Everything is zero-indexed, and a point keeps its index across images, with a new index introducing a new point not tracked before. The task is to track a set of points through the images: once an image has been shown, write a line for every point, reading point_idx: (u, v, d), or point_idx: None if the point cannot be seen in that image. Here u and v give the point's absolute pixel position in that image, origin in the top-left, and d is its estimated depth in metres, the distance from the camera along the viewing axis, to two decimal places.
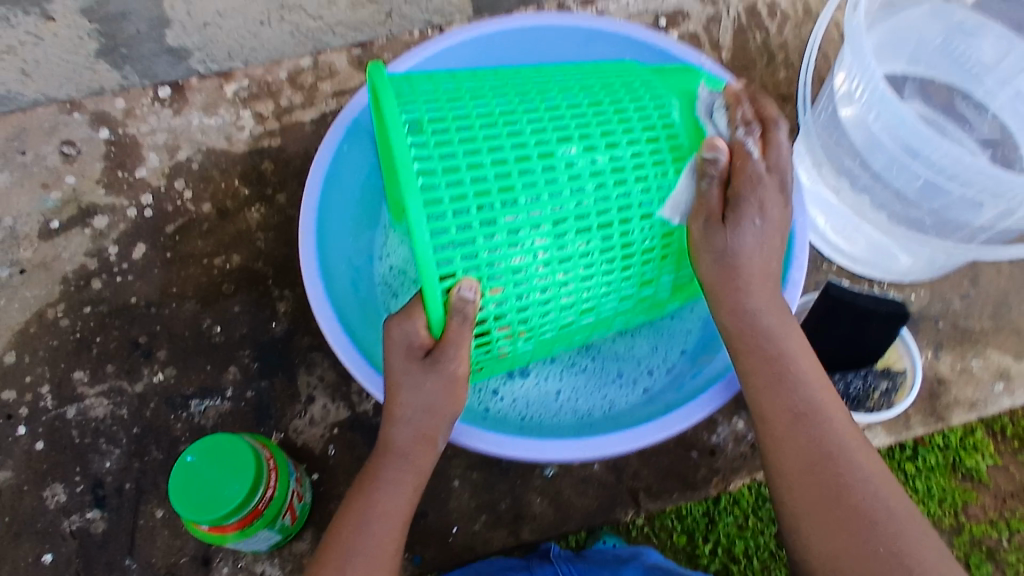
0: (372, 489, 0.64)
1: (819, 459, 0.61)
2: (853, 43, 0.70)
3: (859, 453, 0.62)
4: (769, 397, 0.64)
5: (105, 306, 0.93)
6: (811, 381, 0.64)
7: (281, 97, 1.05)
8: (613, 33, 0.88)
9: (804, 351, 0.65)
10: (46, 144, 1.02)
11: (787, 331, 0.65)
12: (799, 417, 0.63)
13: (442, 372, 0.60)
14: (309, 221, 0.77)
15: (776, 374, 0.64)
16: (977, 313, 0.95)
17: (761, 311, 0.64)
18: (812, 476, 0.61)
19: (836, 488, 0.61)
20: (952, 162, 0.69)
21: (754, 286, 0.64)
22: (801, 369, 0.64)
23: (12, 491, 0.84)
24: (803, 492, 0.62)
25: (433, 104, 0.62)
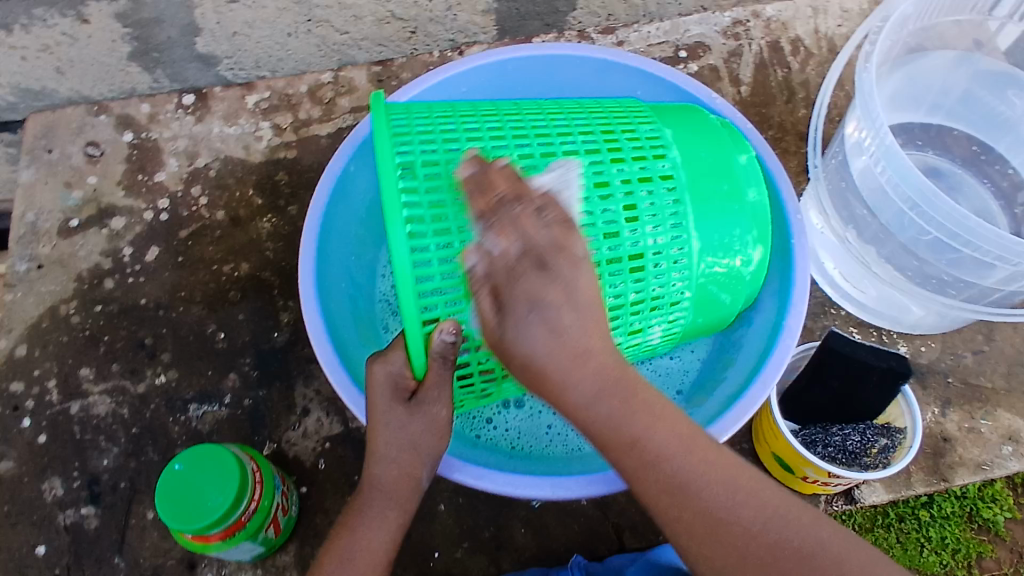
0: (357, 522, 0.64)
1: (712, 533, 0.52)
2: (864, 95, 0.71)
3: (755, 505, 0.53)
4: (641, 482, 0.54)
5: (115, 306, 0.96)
6: (676, 445, 0.54)
7: (300, 110, 1.07)
8: (628, 65, 0.88)
9: (660, 415, 0.54)
10: (72, 143, 1.05)
11: (613, 392, 0.53)
12: (677, 490, 0.53)
13: (425, 415, 0.62)
14: (311, 241, 0.78)
15: (639, 456, 0.53)
16: (989, 370, 0.92)
17: (597, 396, 0.52)
18: (716, 552, 0.52)
19: (749, 563, 0.52)
20: (953, 224, 0.68)
21: (573, 368, 0.52)
22: (656, 438, 0.53)
23: (13, 480, 0.89)
24: (721, 570, 0.52)
25: (428, 147, 0.63)
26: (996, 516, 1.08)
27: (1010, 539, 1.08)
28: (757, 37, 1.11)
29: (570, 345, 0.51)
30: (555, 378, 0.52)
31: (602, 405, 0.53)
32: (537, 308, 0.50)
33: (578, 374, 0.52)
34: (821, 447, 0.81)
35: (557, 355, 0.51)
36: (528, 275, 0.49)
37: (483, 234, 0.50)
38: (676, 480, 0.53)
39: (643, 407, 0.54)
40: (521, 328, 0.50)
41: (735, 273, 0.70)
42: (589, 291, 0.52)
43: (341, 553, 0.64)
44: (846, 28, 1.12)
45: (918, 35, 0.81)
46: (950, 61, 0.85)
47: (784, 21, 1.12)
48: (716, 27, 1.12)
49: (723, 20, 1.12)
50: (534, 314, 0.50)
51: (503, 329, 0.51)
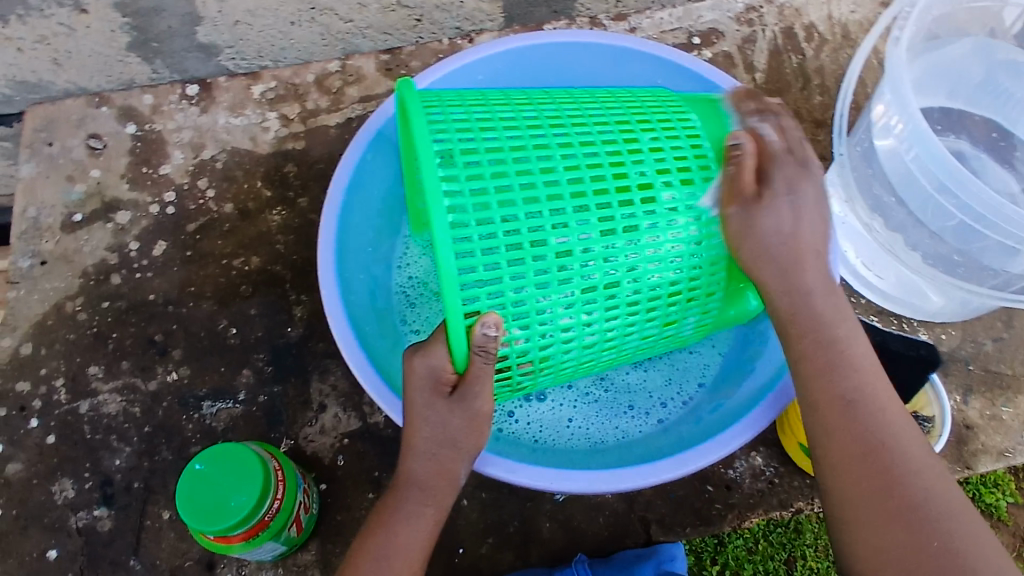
0: (387, 521, 0.63)
1: (868, 450, 0.59)
2: (895, 77, 0.70)
3: (913, 442, 0.60)
4: (817, 383, 0.62)
5: (123, 302, 0.94)
6: (868, 366, 0.62)
7: (307, 100, 1.03)
8: (647, 53, 0.86)
9: (847, 336, 0.63)
10: (73, 136, 1.02)
11: (840, 312, 0.63)
12: (848, 404, 0.61)
13: (468, 408, 0.61)
14: (331, 233, 0.77)
15: (830, 359, 0.62)
16: (1010, 357, 0.92)
17: (804, 300, 0.63)
18: (863, 465, 0.59)
19: (887, 481, 0.58)
20: (985, 209, 0.67)
21: (795, 268, 0.63)
22: (852, 355, 0.62)
23: (22, 482, 0.87)
24: (855, 481, 0.59)
25: (465, 136, 0.63)
26: (998, 501, 1.08)
27: (1013, 523, 1.08)
28: (771, 23, 1.10)
29: (797, 248, 0.63)
30: (795, 265, 0.63)
31: (817, 301, 0.63)
32: (788, 200, 0.63)
33: (789, 272, 0.63)
34: None
35: (783, 247, 0.63)
36: (791, 166, 0.64)
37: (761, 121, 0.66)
38: (844, 394, 0.61)
39: (850, 323, 0.63)
40: (765, 218, 0.62)
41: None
42: (816, 211, 0.64)
43: (372, 549, 0.63)
44: (859, 14, 1.11)
45: (937, 21, 0.81)
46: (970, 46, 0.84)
47: (797, 7, 1.10)
48: (729, 13, 1.10)
49: (736, 5, 1.10)
50: (774, 216, 0.62)
51: (746, 213, 0.63)
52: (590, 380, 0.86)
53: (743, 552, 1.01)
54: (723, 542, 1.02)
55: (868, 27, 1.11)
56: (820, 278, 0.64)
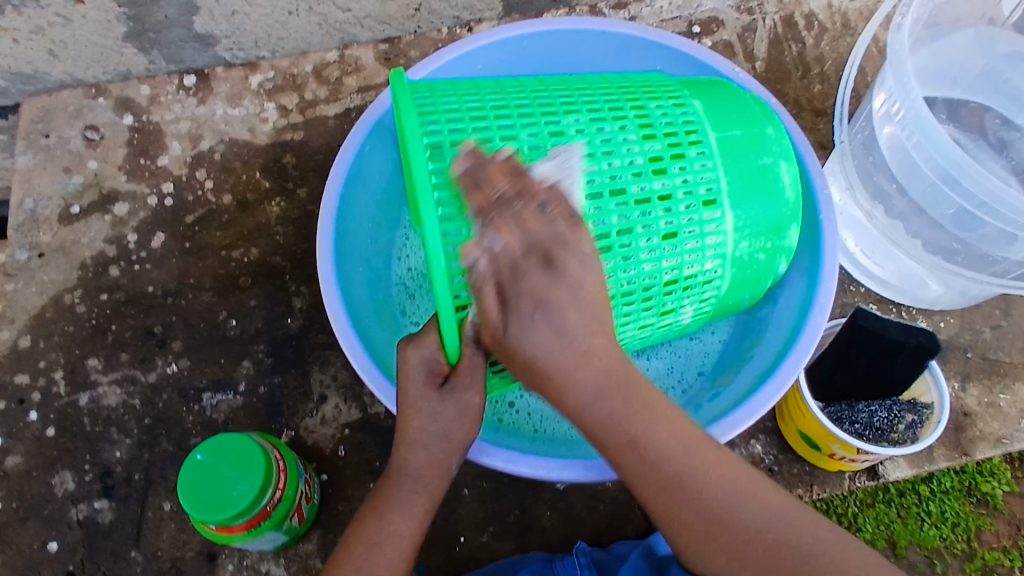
0: (385, 511, 0.63)
1: (712, 529, 0.55)
2: (897, 63, 0.70)
3: (749, 501, 0.55)
4: (637, 482, 0.55)
5: (121, 294, 0.94)
6: (681, 441, 0.55)
7: (306, 90, 1.03)
8: (647, 40, 0.86)
9: (659, 414, 0.54)
10: (69, 127, 1.01)
11: (598, 369, 0.50)
12: (673, 491, 0.54)
13: (458, 402, 0.61)
14: (328, 223, 0.76)
15: (637, 457, 0.53)
16: (1007, 345, 0.92)
17: (597, 396, 0.51)
18: (712, 544, 0.55)
19: (739, 545, 0.55)
20: (987, 196, 0.67)
21: (574, 372, 0.50)
22: (661, 433, 0.54)
23: (21, 474, 0.87)
24: (712, 552, 0.55)
25: (459, 128, 0.63)
26: (993, 490, 1.08)
27: (1008, 512, 1.08)
28: (771, 12, 1.09)
29: (575, 348, 0.49)
30: (553, 378, 0.50)
31: (598, 406, 0.51)
32: (546, 310, 0.48)
33: (581, 377, 0.50)
34: (848, 424, 0.82)
35: (559, 358, 0.49)
36: (535, 271, 0.47)
37: (482, 234, 0.47)
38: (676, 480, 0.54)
39: (646, 407, 0.53)
40: (528, 334, 0.48)
41: (763, 259, 0.70)
42: (593, 294, 0.49)
43: (368, 537, 0.63)
44: (860, 2, 1.10)
45: (937, 10, 0.81)
46: (972, 33, 0.84)
47: None
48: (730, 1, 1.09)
49: None
50: (545, 325, 0.48)
51: (507, 328, 0.48)
52: None
53: None
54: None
55: (869, 15, 1.10)
56: (589, 370, 0.50)
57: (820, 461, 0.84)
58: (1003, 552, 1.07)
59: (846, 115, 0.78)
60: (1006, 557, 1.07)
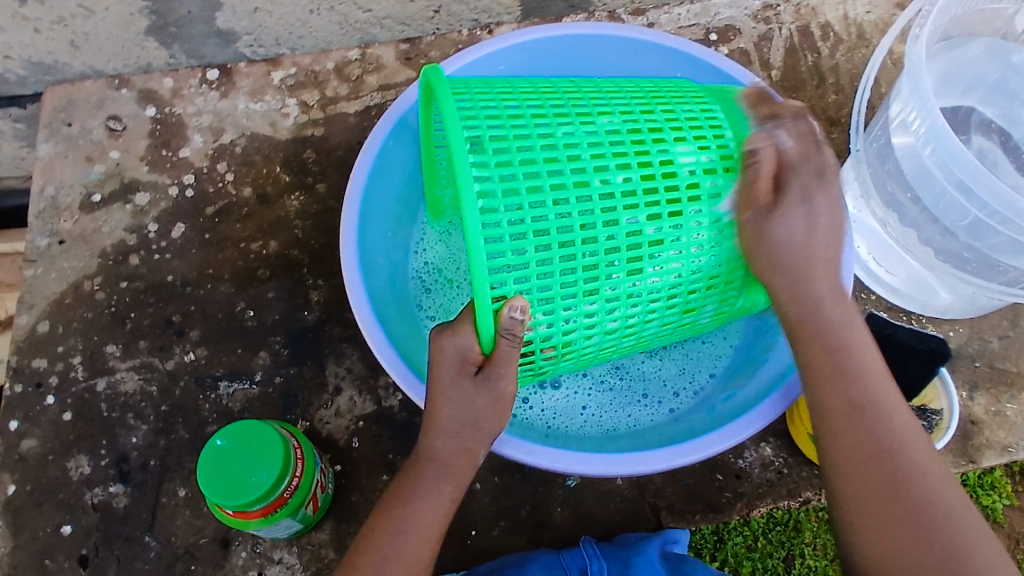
0: (404, 499, 0.64)
1: (879, 452, 0.60)
2: (914, 73, 0.71)
3: (917, 446, 0.61)
4: (825, 388, 0.63)
5: (141, 283, 0.95)
6: (878, 375, 0.63)
7: (327, 87, 1.04)
8: (667, 46, 0.87)
9: (870, 349, 0.64)
10: (92, 117, 1.02)
11: (848, 319, 0.65)
12: (857, 409, 0.61)
13: (492, 389, 0.62)
14: (354, 215, 0.78)
15: (836, 364, 0.63)
16: (1015, 355, 0.93)
17: (820, 302, 0.64)
18: (869, 470, 0.60)
19: (892, 482, 0.59)
20: (1000, 204, 0.68)
21: (814, 273, 0.65)
22: (860, 360, 0.63)
23: (38, 458, 0.88)
24: (860, 483, 0.60)
25: (494, 123, 0.64)
26: (993, 504, 1.09)
27: (1006, 525, 1.09)
28: (787, 22, 1.10)
29: (810, 253, 0.65)
30: (797, 267, 0.64)
31: (827, 308, 0.64)
32: (805, 204, 0.65)
33: (810, 280, 0.65)
34: None
35: (800, 250, 0.65)
36: (807, 175, 0.65)
37: (772, 128, 0.67)
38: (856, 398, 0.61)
39: (855, 332, 0.64)
40: (778, 221, 0.65)
41: None
42: (834, 229, 0.65)
43: (388, 525, 0.63)
44: (875, 14, 1.11)
45: (953, 22, 0.83)
46: (985, 47, 0.86)
47: (814, 6, 1.11)
48: (746, 10, 1.10)
49: (753, 3, 1.11)
50: (791, 220, 0.65)
51: (760, 220, 0.65)
52: (605, 368, 0.86)
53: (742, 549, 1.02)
54: (723, 538, 1.02)
55: (884, 27, 1.11)
56: (836, 303, 0.65)
57: None
58: None
59: (862, 123, 0.80)
60: None
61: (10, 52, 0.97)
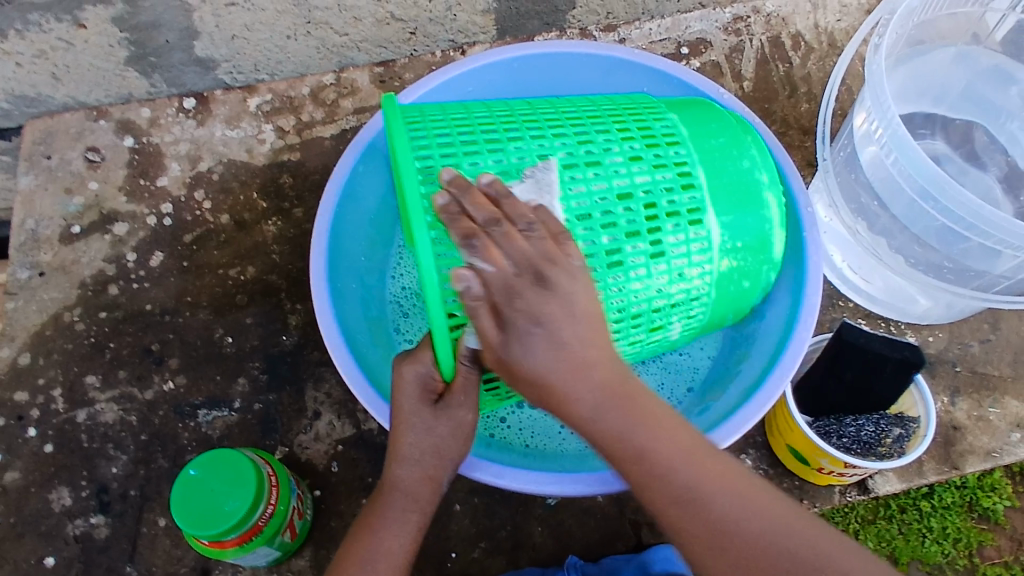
0: (376, 527, 0.64)
1: (718, 538, 0.54)
2: (875, 86, 0.71)
3: (753, 513, 0.55)
4: (648, 490, 0.56)
5: (120, 312, 0.95)
6: (678, 455, 0.56)
7: (303, 112, 1.05)
8: (635, 63, 0.88)
9: (663, 427, 0.57)
10: (72, 149, 1.03)
11: (577, 375, 0.54)
12: (683, 498, 0.55)
13: (453, 417, 0.63)
14: (322, 241, 0.78)
15: (642, 469, 0.56)
16: (997, 359, 0.93)
17: (600, 412, 0.55)
18: (721, 560, 0.54)
19: (750, 558, 0.54)
20: (967, 213, 0.68)
21: (573, 389, 0.55)
22: (658, 444, 0.56)
23: (18, 491, 0.88)
24: (718, 567, 0.54)
25: (449, 149, 0.65)
26: (995, 505, 1.08)
27: (1010, 527, 1.08)
28: (759, 33, 1.11)
29: (571, 364, 0.54)
30: (557, 395, 0.55)
31: (602, 420, 0.56)
32: (537, 330, 0.53)
33: (578, 394, 0.55)
34: (835, 437, 0.82)
35: (559, 374, 0.54)
36: (528, 290, 0.52)
37: (471, 254, 0.52)
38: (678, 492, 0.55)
39: (648, 423, 0.56)
40: (525, 349, 0.53)
41: (748, 285, 0.73)
42: (589, 318, 0.54)
43: (359, 552, 0.63)
44: (846, 22, 1.12)
45: (920, 28, 0.82)
46: (952, 52, 0.86)
47: (784, 17, 1.12)
48: (717, 23, 1.11)
49: (724, 15, 1.12)
50: (542, 349, 0.53)
51: (504, 350, 0.54)
52: None
53: None
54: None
55: (855, 34, 1.12)
56: (596, 399, 0.55)
57: (810, 476, 0.86)
58: (1004, 567, 1.07)
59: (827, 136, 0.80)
60: (1008, 572, 1.07)
61: None
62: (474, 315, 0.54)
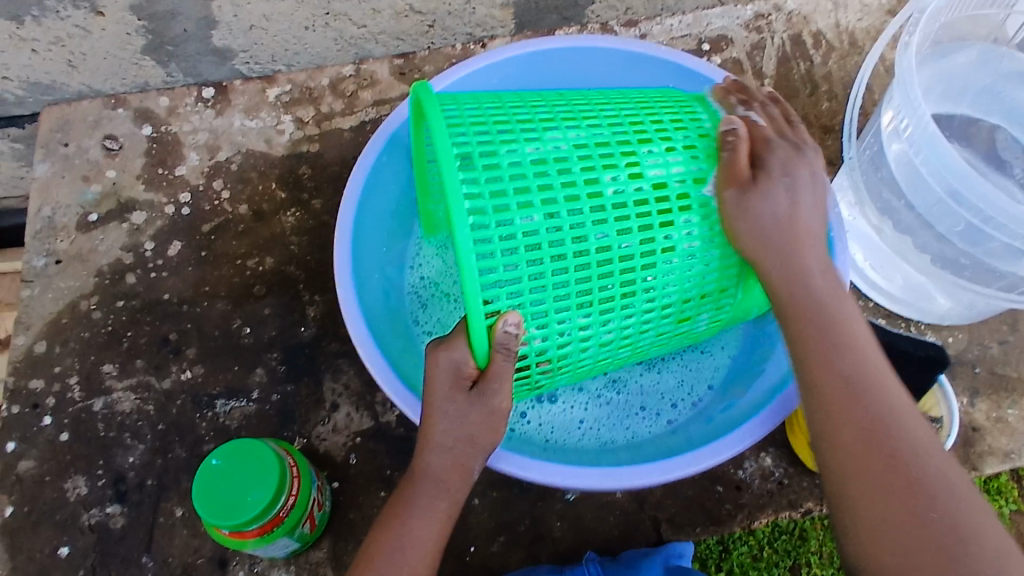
0: (402, 518, 0.64)
1: (876, 428, 0.58)
2: (904, 81, 0.71)
3: (914, 426, 0.59)
4: (819, 365, 0.61)
5: (138, 301, 0.95)
6: (862, 348, 0.62)
7: (322, 103, 1.04)
8: (659, 58, 0.88)
9: (863, 330, 0.63)
10: (89, 137, 1.03)
11: (838, 296, 0.65)
12: (852, 387, 0.60)
13: (486, 406, 0.62)
14: (347, 231, 0.77)
15: (831, 341, 0.62)
16: (1016, 360, 0.92)
17: (806, 281, 0.64)
18: (871, 446, 0.58)
19: (894, 455, 0.57)
20: (994, 211, 0.68)
21: (796, 254, 0.65)
22: (859, 335, 0.63)
23: (34, 479, 0.88)
24: (853, 450, 0.58)
25: (483, 138, 0.65)
26: (1000, 508, 1.07)
27: (1014, 530, 1.07)
28: (780, 31, 1.11)
29: (794, 236, 0.65)
30: (779, 259, 0.65)
31: (814, 289, 0.64)
32: (770, 194, 0.66)
33: (796, 259, 0.65)
34: None
35: (781, 236, 0.65)
36: (758, 174, 0.66)
37: (733, 125, 0.68)
38: (850, 378, 0.60)
39: (858, 317, 0.64)
40: (755, 206, 0.65)
41: None
42: (809, 202, 0.67)
43: (385, 544, 0.63)
44: (867, 21, 1.12)
45: (944, 29, 0.82)
46: (975, 53, 0.85)
47: (805, 15, 1.11)
48: (738, 20, 1.11)
49: (745, 13, 1.11)
50: (773, 204, 0.65)
51: (738, 202, 0.65)
52: (602, 382, 0.86)
53: (748, 560, 0.96)
54: (728, 547, 0.97)
55: (876, 34, 1.12)
56: (816, 263, 0.65)
57: None
58: None
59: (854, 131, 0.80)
60: None
61: (9, 72, 0.97)
62: (721, 168, 0.67)
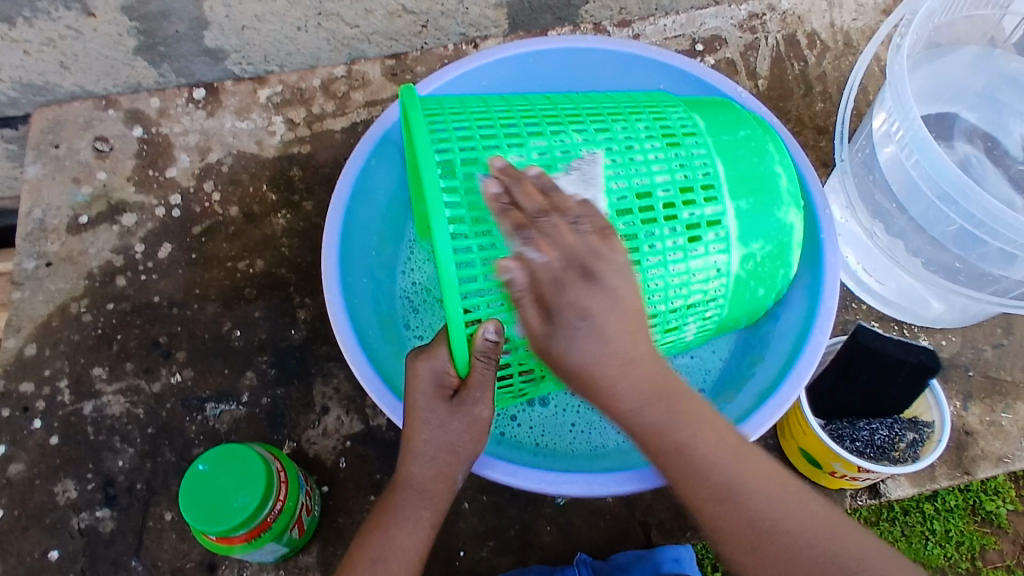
0: (388, 525, 0.64)
1: (758, 539, 0.53)
2: (896, 84, 0.70)
3: (791, 512, 0.54)
4: (686, 487, 0.55)
5: (128, 304, 0.95)
6: (721, 447, 0.55)
7: (313, 104, 1.04)
8: (652, 59, 0.87)
9: (705, 422, 0.55)
10: (80, 138, 1.02)
11: (626, 368, 0.53)
12: (725, 497, 0.54)
13: (468, 414, 0.62)
14: (334, 235, 0.77)
15: (685, 463, 0.54)
16: (1010, 364, 0.92)
17: (644, 405, 0.54)
18: (760, 560, 0.53)
19: (792, 559, 0.53)
20: (988, 217, 0.67)
21: (614, 379, 0.53)
22: (691, 440, 0.55)
23: (24, 483, 0.88)
24: (761, 572, 0.53)
25: (467, 144, 0.64)
26: (998, 508, 1.08)
27: (1012, 531, 1.08)
28: (774, 31, 1.10)
29: (620, 354, 0.53)
30: (597, 388, 0.54)
31: (648, 412, 0.54)
32: (586, 319, 0.52)
33: (623, 380, 0.53)
34: (848, 441, 0.83)
35: (608, 361, 0.53)
36: (574, 284, 0.52)
37: (523, 248, 0.52)
38: (720, 491, 0.54)
39: (689, 414, 0.55)
40: (571, 340, 0.53)
41: (762, 292, 0.73)
42: (623, 312, 0.53)
43: (371, 551, 0.63)
44: (862, 22, 1.11)
45: (940, 30, 0.81)
46: (971, 54, 0.85)
47: (800, 15, 1.11)
48: (732, 20, 1.10)
49: (740, 13, 1.10)
50: (580, 339, 0.52)
51: (553, 339, 0.53)
52: None
53: None
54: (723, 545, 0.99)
55: (871, 34, 1.11)
56: (639, 393, 0.54)
57: (820, 478, 0.86)
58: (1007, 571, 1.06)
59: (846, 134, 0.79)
60: None
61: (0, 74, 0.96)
62: (519, 305, 0.53)
